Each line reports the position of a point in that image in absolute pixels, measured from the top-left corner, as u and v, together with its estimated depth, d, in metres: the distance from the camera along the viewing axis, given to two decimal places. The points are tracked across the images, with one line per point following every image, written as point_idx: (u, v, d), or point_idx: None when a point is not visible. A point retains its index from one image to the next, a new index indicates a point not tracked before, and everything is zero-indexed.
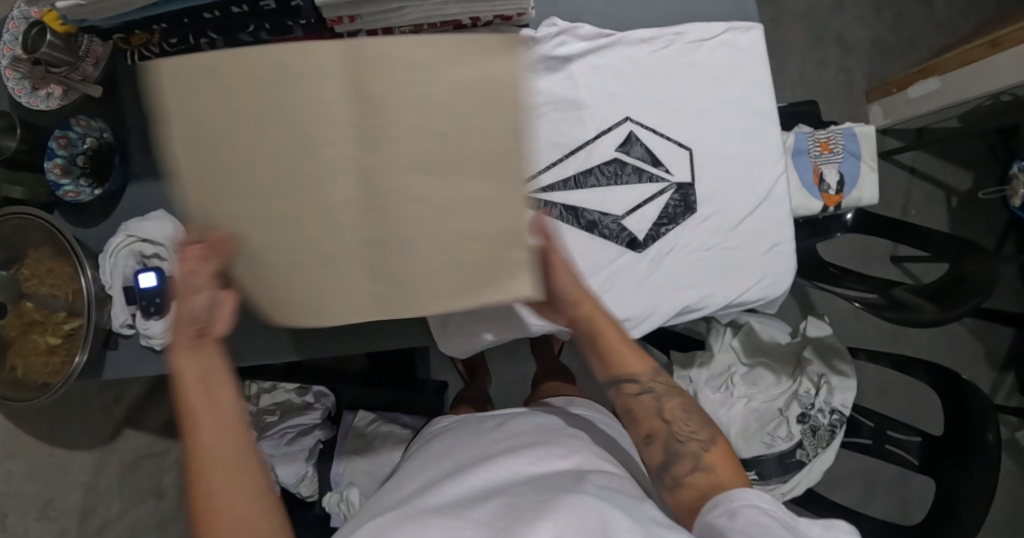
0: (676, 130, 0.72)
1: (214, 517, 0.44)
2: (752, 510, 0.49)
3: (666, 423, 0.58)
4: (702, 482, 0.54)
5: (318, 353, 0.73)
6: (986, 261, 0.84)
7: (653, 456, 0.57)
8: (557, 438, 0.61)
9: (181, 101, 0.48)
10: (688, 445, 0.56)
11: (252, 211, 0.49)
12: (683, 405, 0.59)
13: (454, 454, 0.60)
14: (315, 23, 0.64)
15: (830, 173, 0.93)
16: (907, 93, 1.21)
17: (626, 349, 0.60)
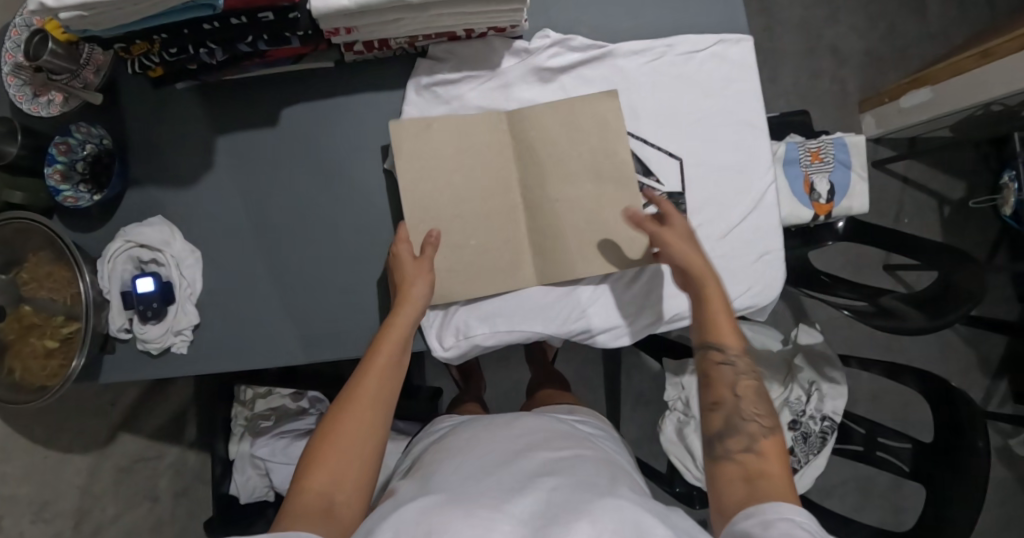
0: (666, 140, 0.72)
1: (329, 439, 0.52)
2: (788, 525, 0.44)
3: (735, 398, 0.58)
4: (751, 463, 0.52)
5: (326, 356, 0.73)
6: (974, 268, 0.84)
7: (711, 423, 0.57)
8: (576, 438, 0.64)
9: (408, 141, 0.67)
10: (750, 425, 0.55)
11: (433, 216, 0.68)
12: (754, 389, 0.58)
13: (482, 440, 0.61)
14: (312, 35, 0.65)
15: (821, 182, 0.94)
16: (900, 103, 1.22)
17: (723, 318, 0.61)
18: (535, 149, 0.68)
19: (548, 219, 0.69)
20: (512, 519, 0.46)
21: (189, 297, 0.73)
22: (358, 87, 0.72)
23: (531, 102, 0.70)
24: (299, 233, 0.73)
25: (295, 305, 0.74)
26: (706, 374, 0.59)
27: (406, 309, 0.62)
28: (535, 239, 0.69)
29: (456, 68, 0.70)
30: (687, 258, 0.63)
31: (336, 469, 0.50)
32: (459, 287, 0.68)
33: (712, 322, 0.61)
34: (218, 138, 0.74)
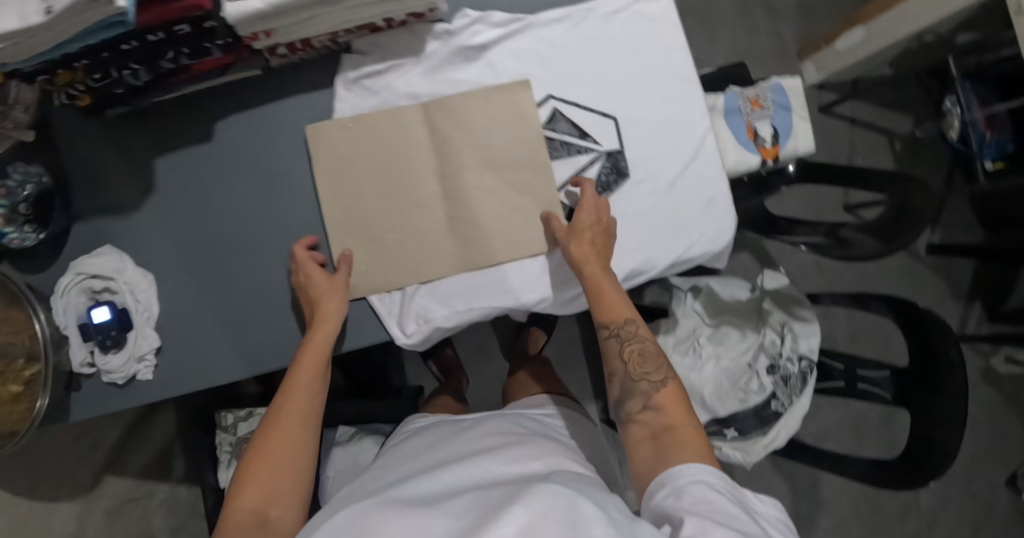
0: (599, 102, 0.73)
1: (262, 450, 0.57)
2: (700, 487, 0.50)
3: (626, 364, 0.63)
4: (652, 420, 0.59)
5: (270, 364, 0.74)
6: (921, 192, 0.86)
7: (614, 391, 0.64)
8: (530, 441, 0.64)
9: (318, 147, 0.69)
10: (642, 383, 0.61)
11: (352, 216, 0.69)
12: (642, 351, 0.64)
13: (428, 452, 0.63)
14: (233, 43, 0.66)
15: (765, 127, 0.95)
16: (836, 46, 1.24)
17: (605, 299, 0.65)
18: (450, 134, 0.70)
19: (470, 199, 0.69)
20: (447, 514, 0.47)
21: (148, 321, 0.72)
22: (288, 91, 0.72)
23: (460, 82, 0.71)
24: (250, 244, 0.73)
25: (254, 316, 0.74)
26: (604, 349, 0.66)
27: (323, 326, 0.64)
28: (462, 221, 0.69)
29: (381, 59, 0.70)
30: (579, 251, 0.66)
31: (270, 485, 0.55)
32: (381, 279, 0.69)
33: (601, 304, 0.65)
34: (158, 160, 0.74)
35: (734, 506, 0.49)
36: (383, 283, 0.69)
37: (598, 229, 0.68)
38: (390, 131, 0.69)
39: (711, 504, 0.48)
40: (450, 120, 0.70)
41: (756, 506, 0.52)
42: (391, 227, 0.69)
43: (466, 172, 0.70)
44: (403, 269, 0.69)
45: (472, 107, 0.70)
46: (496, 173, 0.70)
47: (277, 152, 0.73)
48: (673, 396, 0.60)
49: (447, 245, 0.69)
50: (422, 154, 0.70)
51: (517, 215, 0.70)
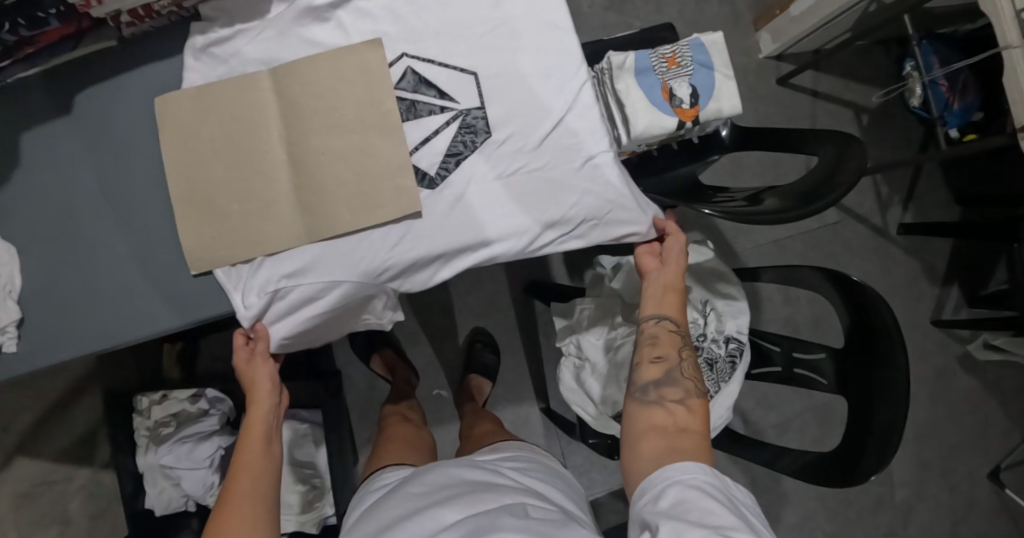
0: (457, 58, 0.69)
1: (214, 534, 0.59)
2: (676, 489, 0.51)
3: (680, 358, 0.66)
4: (680, 415, 0.60)
5: (128, 340, 0.71)
6: (852, 155, 0.77)
7: (650, 373, 0.64)
8: (491, 484, 0.62)
9: (165, 119, 0.69)
10: (686, 383, 0.63)
11: (196, 187, 0.68)
12: (691, 364, 0.66)
13: (405, 491, 0.64)
14: (67, 11, 0.65)
15: (681, 87, 0.88)
16: (790, 12, 1.16)
17: (677, 300, 0.70)
18: (297, 99, 0.68)
19: (315, 165, 0.68)
20: None
21: (9, 294, 0.71)
22: (142, 60, 0.73)
23: (310, 43, 0.70)
24: (107, 217, 0.73)
25: (109, 290, 0.72)
26: (654, 334, 0.68)
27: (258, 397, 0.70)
28: (307, 187, 0.67)
29: (227, 25, 0.70)
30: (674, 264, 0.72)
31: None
32: (223, 250, 0.67)
33: (666, 303, 0.70)
34: (23, 136, 0.74)
35: (713, 500, 0.49)
36: (228, 255, 0.67)
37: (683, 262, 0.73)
38: (236, 99, 0.69)
39: (691, 505, 0.49)
40: (296, 86, 0.68)
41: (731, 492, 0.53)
42: (233, 196, 0.68)
43: (313, 137, 0.68)
44: (243, 240, 0.67)
45: (318, 70, 0.69)
46: (344, 137, 0.68)
47: (133, 125, 0.73)
48: (705, 406, 0.62)
49: (290, 213, 0.67)
50: (268, 121, 0.69)
51: (364, 182, 0.67)
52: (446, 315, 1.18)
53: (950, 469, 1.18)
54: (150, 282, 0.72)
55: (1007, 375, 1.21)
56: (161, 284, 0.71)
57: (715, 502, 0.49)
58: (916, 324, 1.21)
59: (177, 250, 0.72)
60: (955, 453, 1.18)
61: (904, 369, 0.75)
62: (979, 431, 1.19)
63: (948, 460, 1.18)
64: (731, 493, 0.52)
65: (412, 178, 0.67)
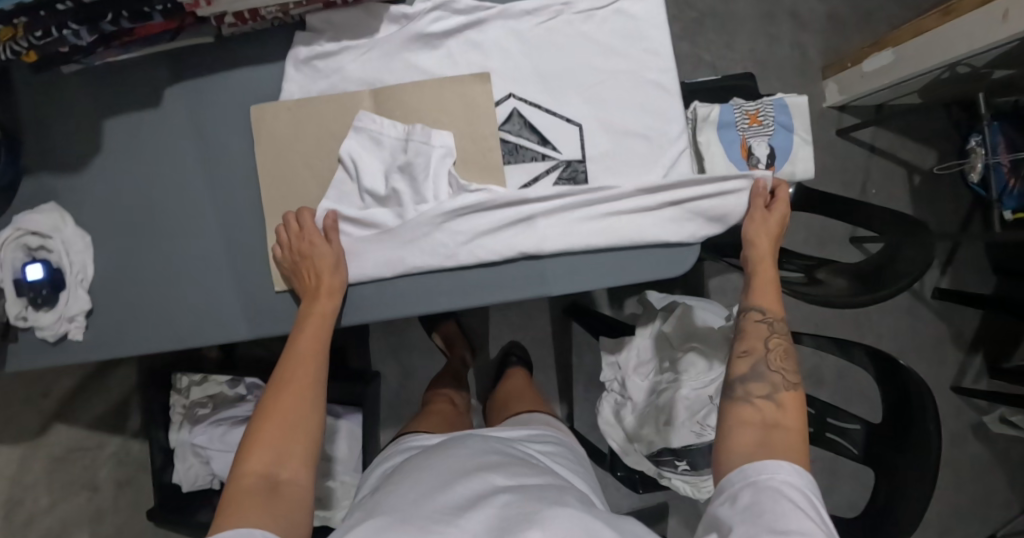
0: (564, 106, 0.69)
1: (271, 417, 0.58)
2: (751, 489, 0.53)
3: (767, 350, 0.66)
4: (768, 410, 0.61)
5: (199, 341, 0.72)
6: (926, 249, 0.75)
7: (737, 368, 0.65)
8: (531, 466, 0.66)
9: (262, 130, 0.69)
10: (775, 373, 0.64)
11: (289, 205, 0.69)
12: (785, 351, 0.66)
13: (433, 462, 0.64)
14: (174, 9, 0.64)
15: (760, 147, 0.88)
16: (862, 67, 1.16)
17: (769, 288, 0.70)
18: (399, 125, 0.69)
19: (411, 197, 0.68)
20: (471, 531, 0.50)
21: (80, 284, 0.72)
22: (239, 61, 0.71)
23: (417, 69, 0.70)
24: (188, 215, 0.73)
25: (186, 290, 0.73)
26: (744, 328, 0.69)
27: (310, 323, 0.65)
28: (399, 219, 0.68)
29: (334, 40, 0.69)
30: (760, 242, 0.71)
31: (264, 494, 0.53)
32: None
33: (761, 290, 0.70)
34: (106, 121, 0.73)
35: (790, 501, 0.51)
36: None
37: (781, 230, 0.72)
38: (335, 117, 0.69)
39: (768, 504, 0.51)
40: (400, 112, 0.69)
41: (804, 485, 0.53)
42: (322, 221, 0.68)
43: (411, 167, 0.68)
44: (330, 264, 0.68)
45: (423, 99, 0.69)
46: (442, 171, 0.67)
47: (222, 126, 0.72)
48: (796, 397, 0.62)
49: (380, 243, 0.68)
50: (365, 143, 0.68)
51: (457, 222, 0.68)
52: (484, 326, 1.20)
53: (946, 527, 1.24)
54: (228, 287, 0.72)
55: (1015, 445, 1.28)
56: (238, 291, 0.72)
57: (787, 503, 0.51)
58: (937, 387, 1.27)
59: (259, 258, 0.72)
60: (953, 512, 1.24)
61: (935, 454, 0.74)
62: (982, 496, 1.26)
63: (945, 518, 1.24)
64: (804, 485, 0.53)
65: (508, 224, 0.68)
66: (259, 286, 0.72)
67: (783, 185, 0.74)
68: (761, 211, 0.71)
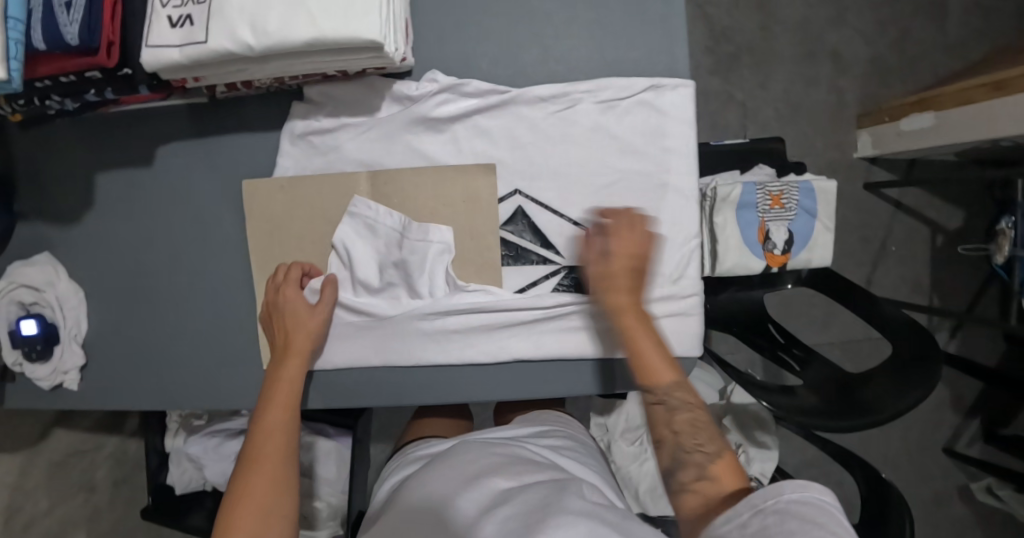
0: (573, 207, 0.66)
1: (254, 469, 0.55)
2: (741, 503, 0.46)
3: (676, 435, 0.54)
4: (706, 490, 0.50)
5: (188, 404, 0.74)
6: (917, 380, 0.71)
7: (663, 457, 0.55)
8: (538, 464, 0.63)
9: (254, 206, 0.66)
10: (694, 456, 0.53)
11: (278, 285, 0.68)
12: (694, 421, 0.55)
13: (444, 473, 0.63)
14: (160, 84, 0.61)
15: (778, 231, 0.86)
16: (900, 125, 1.09)
17: (659, 358, 0.57)
18: (396, 214, 0.65)
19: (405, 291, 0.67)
20: None
21: (74, 338, 0.74)
22: (233, 126, 0.68)
23: (419, 153, 0.65)
24: (177, 279, 0.72)
25: (176, 354, 0.74)
26: (647, 416, 0.57)
27: (279, 388, 0.61)
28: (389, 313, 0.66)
29: (332, 115, 0.65)
30: (623, 300, 0.59)
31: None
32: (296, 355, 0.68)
33: (644, 363, 0.57)
34: (99, 175, 0.73)
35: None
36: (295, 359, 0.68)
37: (633, 267, 0.60)
38: (329, 201, 0.66)
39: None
40: (398, 199, 0.65)
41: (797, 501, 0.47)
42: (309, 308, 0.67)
43: (406, 259, 0.66)
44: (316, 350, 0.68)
45: (422, 188, 0.65)
46: (438, 268, 0.65)
47: (213, 194, 0.70)
48: (722, 470, 0.51)
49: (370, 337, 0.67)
50: (359, 231, 0.66)
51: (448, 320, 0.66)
52: None
53: None
54: (217, 356, 0.73)
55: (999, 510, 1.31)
56: (222, 361, 0.73)
57: None
58: (929, 447, 1.30)
59: (246, 331, 0.72)
60: None
61: None
62: None
63: None
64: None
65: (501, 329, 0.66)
66: (246, 357, 0.72)
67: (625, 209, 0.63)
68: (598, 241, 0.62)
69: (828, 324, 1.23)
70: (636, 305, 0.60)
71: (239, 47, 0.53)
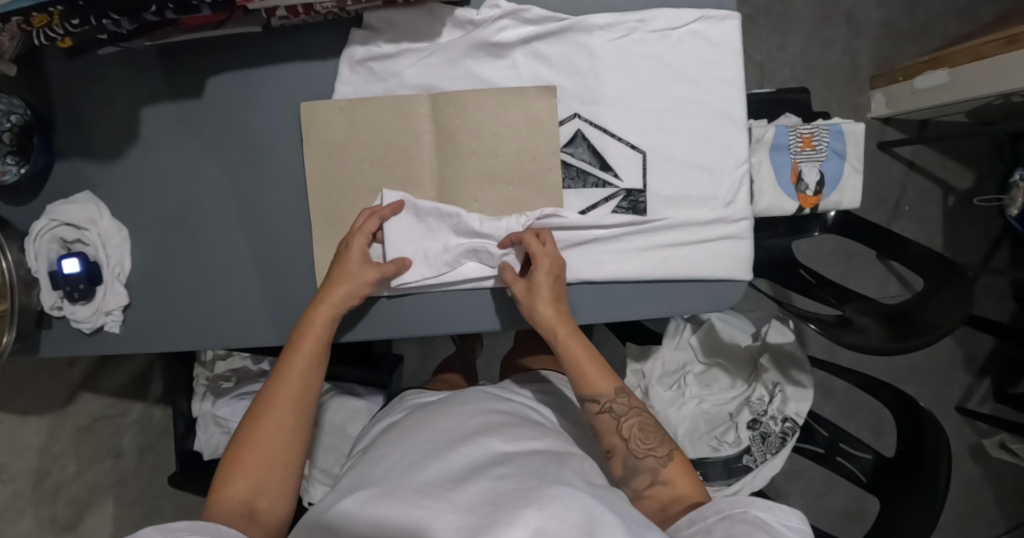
0: (629, 131, 0.67)
1: (253, 441, 0.56)
2: (727, 522, 0.48)
3: (625, 440, 0.59)
4: (661, 494, 0.57)
5: (236, 341, 0.73)
6: (956, 302, 0.74)
7: (613, 466, 0.60)
8: (532, 422, 0.64)
9: (314, 126, 0.67)
10: (648, 460, 0.58)
11: (335, 205, 0.68)
12: (641, 425, 0.60)
13: (436, 418, 0.62)
14: (223, 3, 0.60)
15: (811, 172, 0.87)
16: (914, 83, 1.12)
17: (591, 368, 0.62)
18: (456, 136, 0.66)
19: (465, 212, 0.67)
20: (457, 508, 0.47)
21: (116, 278, 0.72)
22: (291, 56, 0.69)
23: (478, 78, 0.66)
24: (226, 215, 0.72)
25: (219, 288, 0.73)
26: (596, 426, 0.61)
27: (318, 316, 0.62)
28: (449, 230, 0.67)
29: (392, 41, 0.66)
30: (549, 316, 0.63)
31: (259, 481, 0.55)
32: None
33: (585, 375, 0.62)
34: (145, 108, 0.72)
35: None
36: None
37: (554, 283, 0.64)
38: (389, 125, 0.66)
39: None
40: (457, 120, 0.66)
41: (778, 515, 0.49)
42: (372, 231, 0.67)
43: (466, 180, 0.67)
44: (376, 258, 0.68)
45: (482, 111, 0.66)
46: (498, 188, 0.67)
47: (268, 119, 0.70)
48: (675, 467, 0.58)
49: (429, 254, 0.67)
50: (421, 151, 0.67)
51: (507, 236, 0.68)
52: None
53: None
54: (266, 288, 0.72)
55: (1009, 469, 1.35)
56: (272, 299, 0.73)
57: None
58: (941, 406, 1.33)
59: (298, 269, 0.72)
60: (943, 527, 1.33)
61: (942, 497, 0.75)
62: (970, 512, 1.34)
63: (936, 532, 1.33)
64: (786, 523, 0.48)
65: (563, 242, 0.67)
66: (297, 288, 0.72)
67: (542, 233, 0.65)
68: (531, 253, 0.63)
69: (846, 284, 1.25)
70: (563, 313, 0.64)
71: None
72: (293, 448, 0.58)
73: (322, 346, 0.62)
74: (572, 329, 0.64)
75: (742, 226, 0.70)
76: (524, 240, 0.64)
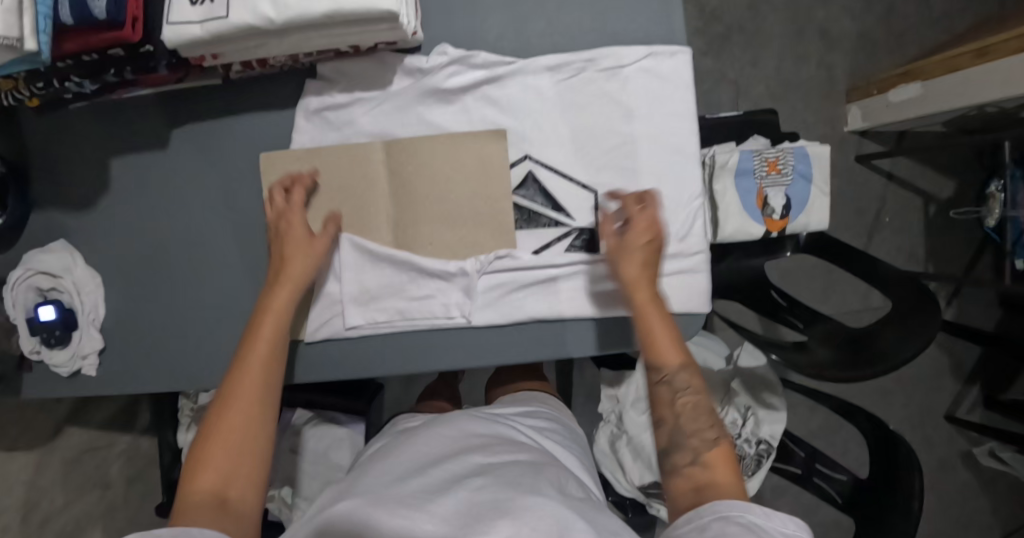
0: (580, 171, 0.69)
1: (219, 423, 0.52)
2: (720, 524, 0.43)
3: (676, 415, 0.55)
4: (698, 476, 0.51)
5: (208, 381, 0.75)
6: (920, 327, 0.73)
7: (659, 440, 0.55)
8: (515, 445, 0.63)
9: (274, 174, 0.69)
10: (692, 441, 0.53)
11: None
12: (697, 403, 0.55)
13: (416, 444, 0.61)
14: (180, 64, 0.63)
15: (776, 196, 0.88)
16: (888, 96, 1.11)
17: (663, 335, 0.58)
18: (410, 181, 0.67)
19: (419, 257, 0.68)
20: (431, 517, 0.46)
21: (92, 323, 0.74)
22: (252, 106, 0.70)
23: (430, 124, 0.68)
24: (198, 261, 0.74)
25: (191, 329, 0.75)
26: (650, 395, 0.56)
27: (267, 318, 0.60)
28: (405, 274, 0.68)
29: (345, 91, 0.67)
30: (633, 272, 0.61)
31: (227, 463, 0.51)
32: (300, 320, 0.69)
33: (652, 340, 0.58)
34: (114, 159, 0.74)
35: None
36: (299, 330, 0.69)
37: (651, 245, 0.62)
38: (345, 171, 0.68)
39: None
40: (410, 166, 0.67)
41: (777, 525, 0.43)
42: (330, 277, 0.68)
43: (421, 224, 0.68)
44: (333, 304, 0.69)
45: (433, 156, 0.67)
46: (453, 231, 0.68)
47: (231, 168, 0.72)
48: (720, 452, 0.52)
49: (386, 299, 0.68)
50: (376, 196, 0.68)
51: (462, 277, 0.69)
52: None
53: None
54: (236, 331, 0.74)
55: (1002, 476, 1.34)
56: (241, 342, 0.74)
57: None
58: (931, 415, 1.32)
59: None
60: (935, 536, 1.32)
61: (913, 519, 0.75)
62: (964, 521, 1.33)
63: None
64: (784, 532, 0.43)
65: (520, 282, 0.68)
66: None
67: (650, 197, 0.64)
68: (638, 212, 0.63)
69: (827, 297, 1.25)
70: (651, 278, 0.61)
71: (259, 20, 0.54)
72: (261, 444, 0.53)
73: (283, 321, 0.61)
74: (656, 295, 0.61)
75: (699, 261, 0.70)
76: (630, 204, 0.63)
